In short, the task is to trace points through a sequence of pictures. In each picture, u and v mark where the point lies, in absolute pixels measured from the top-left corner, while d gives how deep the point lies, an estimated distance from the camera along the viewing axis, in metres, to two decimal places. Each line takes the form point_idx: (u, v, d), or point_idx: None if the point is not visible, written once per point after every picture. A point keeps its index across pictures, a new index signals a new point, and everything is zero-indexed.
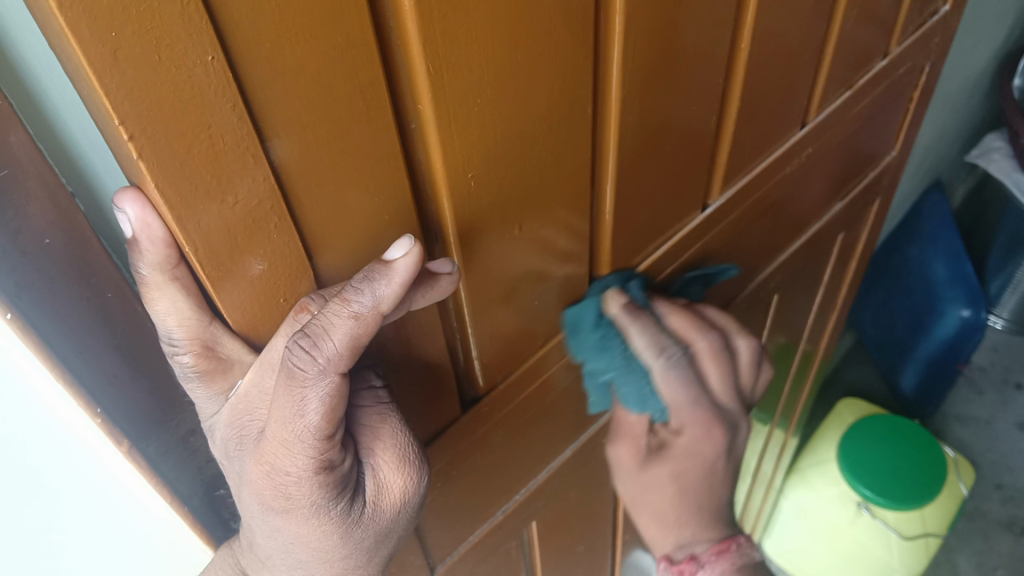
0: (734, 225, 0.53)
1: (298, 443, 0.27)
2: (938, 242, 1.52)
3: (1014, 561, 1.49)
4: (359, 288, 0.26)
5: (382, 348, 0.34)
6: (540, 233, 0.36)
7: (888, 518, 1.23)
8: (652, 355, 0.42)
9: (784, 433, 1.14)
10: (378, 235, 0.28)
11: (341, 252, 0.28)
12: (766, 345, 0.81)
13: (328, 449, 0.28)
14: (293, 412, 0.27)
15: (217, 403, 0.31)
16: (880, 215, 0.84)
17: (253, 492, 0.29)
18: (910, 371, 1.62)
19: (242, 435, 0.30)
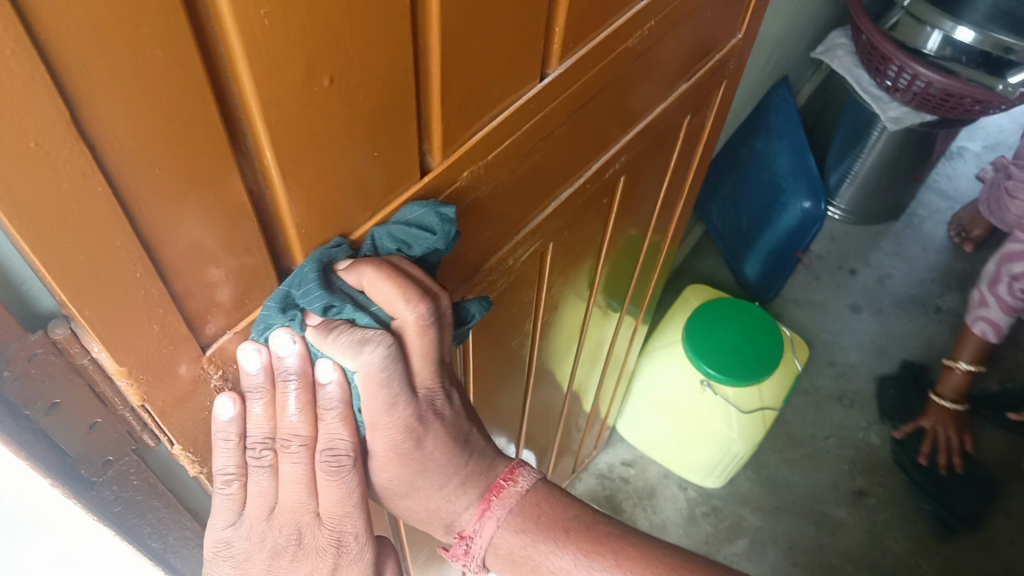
0: (576, 98, 0.51)
1: (290, 419, 0.42)
2: (782, 136, 1.59)
3: (842, 430, 1.61)
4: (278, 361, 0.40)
5: (177, 218, 0.30)
6: (354, 91, 0.34)
7: (728, 395, 1.29)
8: (353, 356, 0.39)
9: (635, 320, 1.17)
10: (153, 76, 0.25)
11: (110, 90, 0.24)
12: (616, 233, 0.82)
13: (304, 426, 0.42)
14: (284, 403, 0.41)
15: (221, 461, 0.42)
16: (727, 100, 0.84)
17: (280, 474, 0.43)
18: (753, 261, 1.69)
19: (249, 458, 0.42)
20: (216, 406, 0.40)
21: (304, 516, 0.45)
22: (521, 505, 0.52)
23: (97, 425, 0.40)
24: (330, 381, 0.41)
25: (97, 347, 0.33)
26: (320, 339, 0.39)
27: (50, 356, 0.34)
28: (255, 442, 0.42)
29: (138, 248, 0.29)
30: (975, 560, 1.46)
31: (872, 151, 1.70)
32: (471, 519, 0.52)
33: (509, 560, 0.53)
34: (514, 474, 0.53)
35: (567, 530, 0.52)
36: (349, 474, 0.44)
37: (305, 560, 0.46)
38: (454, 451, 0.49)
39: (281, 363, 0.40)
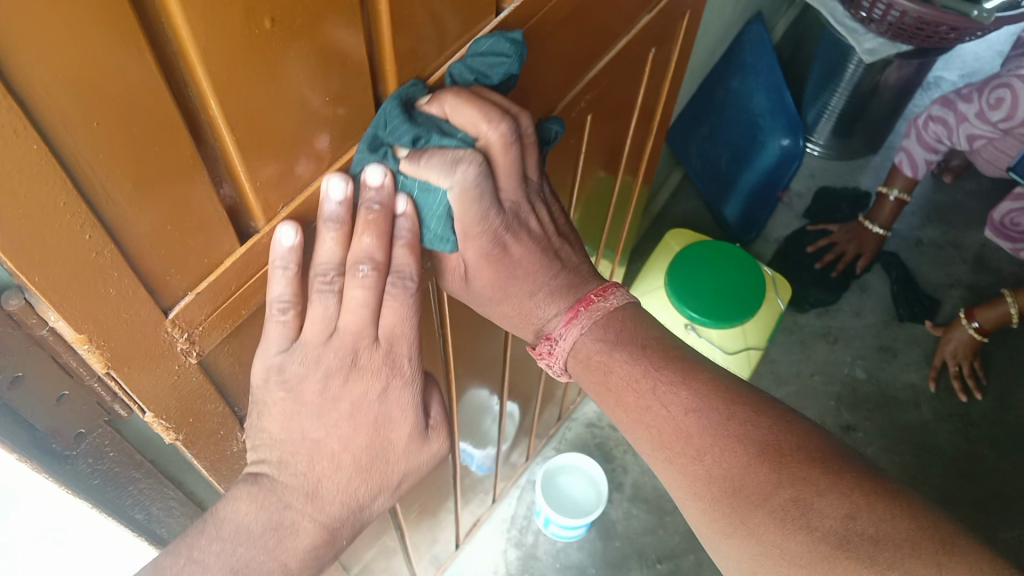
0: (533, 33, 0.50)
1: (362, 240, 0.41)
2: (759, 74, 1.58)
3: (827, 366, 1.62)
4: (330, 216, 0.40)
5: (122, 172, 0.29)
6: (298, 33, 0.32)
7: (713, 336, 1.30)
8: (447, 177, 0.42)
9: (611, 264, 1.16)
10: (78, 21, 0.24)
11: (33, 37, 0.23)
12: (585, 178, 0.81)
13: (374, 247, 0.42)
14: (358, 226, 0.41)
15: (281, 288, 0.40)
16: (690, 32, 0.83)
17: (343, 303, 0.42)
18: (732, 202, 1.67)
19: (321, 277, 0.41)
20: (276, 238, 0.39)
21: (362, 340, 0.44)
22: (606, 319, 0.57)
23: (65, 397, 0.39)
24: (403, 212, 0.43)
25: (53, 316, 0.32)
26: (412, 167, 0.42)
27: (7, 327, 0.33)
28: (326, 270, 0.41)
29: (84, 208, 0.28)
30: (961, 485, 1.49)
31: (847, 85, 1.70)
32: (558, 324, 0.57)
33: (590, 367, 0.57)
34: (605, 292, 0.58)
35: (643, 348, 0.56)
36: (412, 298, 0.44)
37: (362, 384, 0.45)
38: (545, 259, 0.55)
39: (367, 190, 0.41)
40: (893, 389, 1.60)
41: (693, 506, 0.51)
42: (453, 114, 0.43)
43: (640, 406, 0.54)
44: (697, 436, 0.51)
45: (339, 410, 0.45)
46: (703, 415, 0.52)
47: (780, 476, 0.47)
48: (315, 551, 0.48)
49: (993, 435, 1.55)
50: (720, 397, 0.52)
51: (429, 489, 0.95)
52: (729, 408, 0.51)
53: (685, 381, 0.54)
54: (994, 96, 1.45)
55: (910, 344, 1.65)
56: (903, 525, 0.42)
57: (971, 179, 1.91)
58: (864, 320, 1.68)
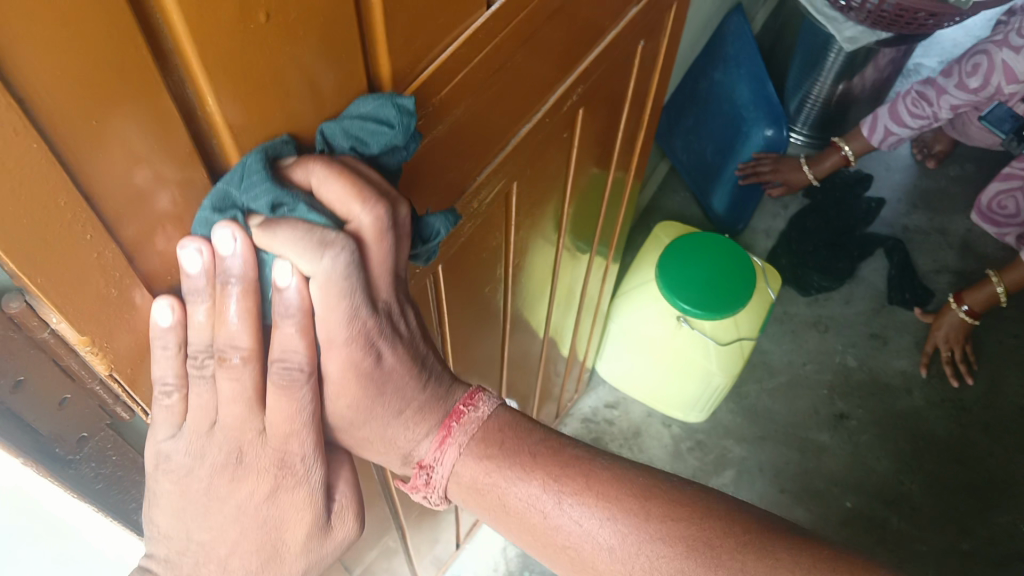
0: (525, 25, 0.49)
1: (229, 326, 0.37)
2: (739, 65, 1.56)
3: (819, 356, 1.62)
4: (193, 290, 0.36)
5: (119, 170, 0.29)
6: (294, 26, 0.32)
7: (705, 329, 1.30)
8: (309, 259, 0.36)
9: (606, 260, 1.16)
10: (72, 23, 0.24)
11: (29, 38, 0.23)
12: (577, 173, 0.81)
13: (245, 338, 0.38)
14: (224, 309, 0.37)
15: (161, 367, 0.39)
16: (681, 23, 0.83)
17: (223, 394, 0.40)
18: (719, 193, 1.71)
19: (195, 361, 0.38)
20: (152, 316, 0.36)
21: (245, 434, 0.41)
22: (483, 431, 0.52)
23: (68, 401, 0.39)
24: (288, 286, 0.37)
25: (54, 318, 0.33)
26: (266, 238, 0.35)
27: (9, 331, 0.33)
28: (197, 353, 0.38)
29: (85, 208, 0.29)
30: (955, 471, 1.50)
31: (830, 73, 1.70)
32: (430, 449, 0.51)
33: (472, 490, 0.52)
34: (474, 400, 0.52)
35: (534, 449, 0.52)
36: (302, 391, 0.40)
37: (249, 480, 0.43)
38: (413, 372, 0.48)
39: (223, 262, 0.35)
40: (885, 377, 1.61)
41: None
42: (323, 184, 0.37)
43: (547, 527, 0.51)
44: (616, 550, 0.49)
45: (225, 509, 0.43)
46: (615, 523, 0.49)
47: (717, 574, 0.45)
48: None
49: (986, 419, 1.56)
50: (633, 494, 0.50)
51: (429, 487, 0.95)
52: (644, 506, 0.49)
53: (593, 485, 0.51)
54: (974, 61, 1.50)
55: (901, 332, 1.66)
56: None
57: (955, 165, 1.92)
58: (854, 308, 1.68)
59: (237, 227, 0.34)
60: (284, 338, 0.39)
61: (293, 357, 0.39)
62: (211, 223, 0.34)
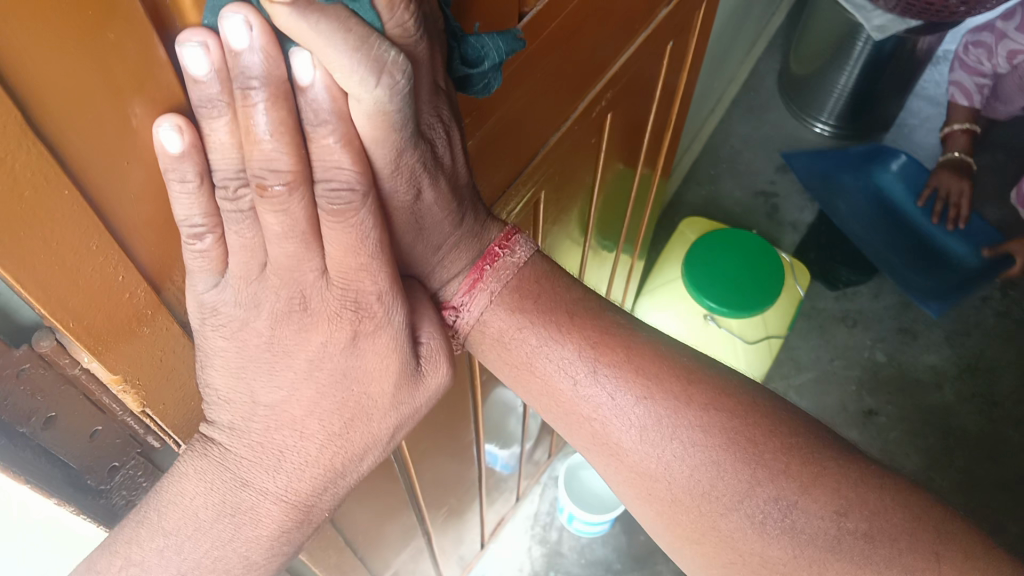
0: (559, 32, 0.48)
1: (260, 141, 0.29)
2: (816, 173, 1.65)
3: (848, 351, 1.60)
4: (207, 101, 0.27)
5: (143, 204, 0.28)
6: None
7: (733, 326, 1.28)
8: (355, 66, 0.28)
9: (631, 259, 1.15)
10: (107, 61, 0.23)
11: (65, 95, 0.22)
12: (605, 173, 0.80)
13: (284, 159, 0.29)
14: (253, 118, 0.28)
15: (182, 206, 0.29)
16: (709, 21, 0.81)
17: (265, 227, 0.32)
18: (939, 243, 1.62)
19: (227, 188, 0.30)
20: (158, 142, 0.26)
21: (307, 278, 0.35)
22: (518, 278, 0.47)
23: (99, 433, 0.37)
24: (314, 84, 0.28)
25: (87, 357, 0.30)
26: (299, 25, 0.26)
27: (39, 369, 0.33)
28: (227, 179, 0.29)
29: (117, 250, 0.27)
30: (987, 468, 1.48)
31: (858, 63, 1.68)
32: (459, 290, 0.46)
33: (497, 343, 0.48)
34: (511, 241, 0.46)
35: (571, 323, 0.47)
36: (358, 213, 0.33)
37: (313, 329, 0.36)
38: (452, 211, 0.42)
39: (238, 58, 0.26)
40: (914, 371, 1.58)
41: (650, 511, 0.48)
42: None
43: (577, 399, 0.48)
44: (646, 431, 0.46)
45: (295, 364, 0.37)
46: (660, 420, 0.46)
47: (754, 472, 0.44)
48: (286, 534, 0.40)
49: (1018, 414, 1.52)
50: (678, 375, 0.47)
51: (455, 492, 0.94)
52: (686, 392, 0.46)
53: (634, 364, 0.47)
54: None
55: (930, 325, 1.63)
56: (896, 515, 0.41)
57: (986, 154, 1.88)
58: (882, 302, 1.65)
59: (253, 9, 0.26)
60: (324, 155, 0.31)
61: (343, 172, 0.32)
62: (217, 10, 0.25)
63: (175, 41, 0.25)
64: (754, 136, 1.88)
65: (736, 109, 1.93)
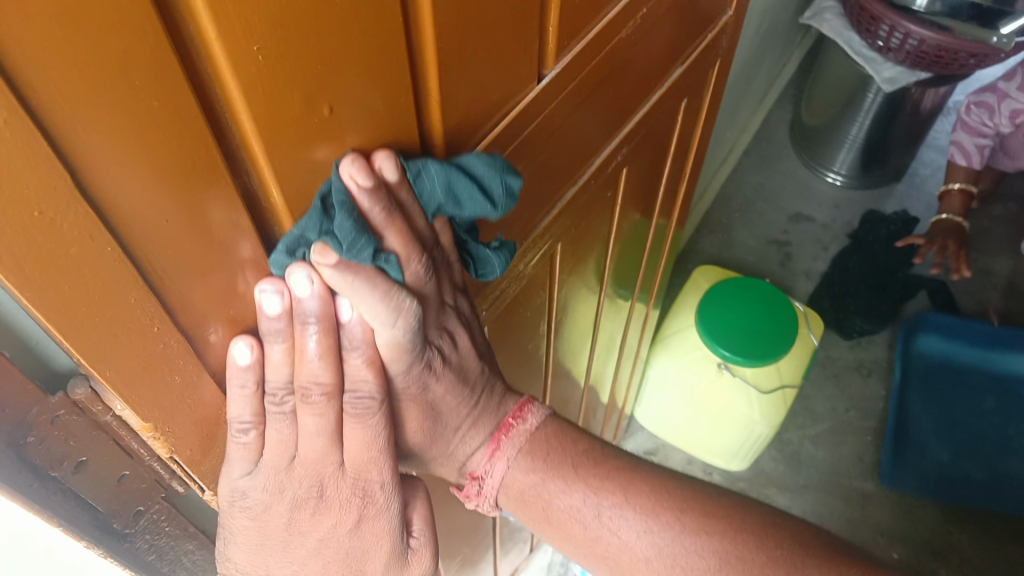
0: (575, 93, 0.50)
1: (306, 363, 0.36)
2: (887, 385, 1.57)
3: (863, 401, 1.59)
4: (272, 333, 0.35)
5: (184, 262, 0.29)
6: (357, 115, 0.33)
7: (747, 375, 1.28)
8: (380, 304, 0.36)
9: (646, 307, 1.16)
10: (153, 126, 0.24)
11: (115, 161, 0.24)
12: (621, 222, 0.81)
13: (322, 375, 0.37)
14: (303, 346, 0.36)
15: (239, 407, 0.37)
16: (724, 75, 0.83)
17: (300, 432, 0.38)
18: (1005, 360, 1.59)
19: (275, 399, 0.37)
20: (231, 356, 0.35)
21: (327, 468, 0.40)
22: (530, 445, 0.51)
23: (126, 477, 0.38)
24: (351, 321, 0.37)
25: (120, 405, 0.32)
26: (344, 277, 0.34)
27: (73, 416, 0.34)
28: (276, 390, 0.37)
29: (153, 302, 0.29)
30: (1005, 523, 1.46)
31: (869, 115, 1.70)
32: (481, 459, 0.50)
33: (520, 501, 0.51)
34: (524, 411, 0.51)
35: (578, 479, 0.50)
36: (375, 419, 0.39)
37: (327, 514, 0.41)
38: (465, 395, 0.48)
39: (297, 303, 0.34)
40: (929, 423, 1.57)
41: None
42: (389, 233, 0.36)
43: (589, 537, 0.51)
44: (652, 563, 0.49)
45: (307, 543, 0.42)
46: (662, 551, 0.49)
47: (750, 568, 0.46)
48: None
49: None
50: (672, 506, 0.49)
51: (470, 541, 0.95)
52: (681, 518, 0.49)
53: (630, 495, 0.50)
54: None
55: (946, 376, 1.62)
56: None
57: (999, 205, 1.88)
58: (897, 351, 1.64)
59: (312, 268, 0.34)
60: (350, 367, 0.38)
61: (364, 389, 0.39)
62: (287, 266, 0.33)
63: (255, 283, 0.34)
64: (766, 186, 1.90)
65: (748, 158, 1.95)
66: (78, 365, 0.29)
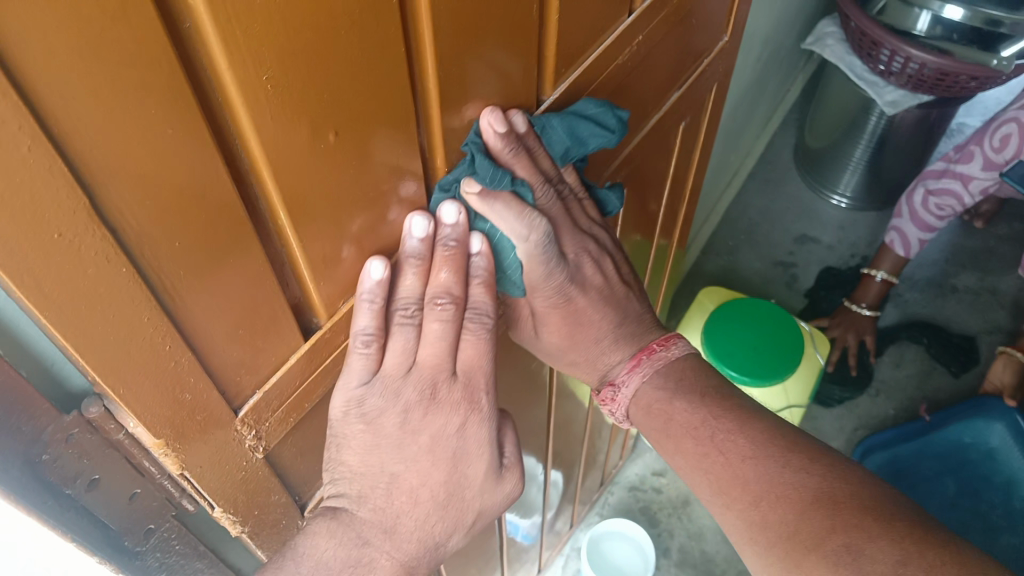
0: None
1: (437, 279, 0.41)
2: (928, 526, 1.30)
3: (872, 420, 1.57)
4: (410, 252, 0.41)
5: (194, 279, 0.30)
6: (361, 141, 0.34)
7: (755, 395, 1.29)
8: (519, 222, 0.44)
9: (650, 327, 1.16)
10: (166, 153, 0.26)
11: (131, 183, 0.25)
12: (623, 242, 0.81)
13: (449, 289, 0.41)
14: (438, 262, 0.41)
15: (366, 316, 0.40)
16: (721, 98, 0.84)
17: (420, 343, 0.42)
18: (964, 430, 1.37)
19: (407, 309, 0.41)
20: (367, 272, 0.39)
21: (442, 374, 0.43)
22: (670, 367, 0.57)
23: (138, 495, 0.39)
24: (478, 250, 0.43)
25: (133, 423, 0.33)
26: (483, 204, 0.42)
27: (86, 434, 0.35)
28: (406, 304, 0.41)
29: (165, 320, 0.29)
30: None
31: (873, 138, 1.72)
32: (622, 371, 0.57)
33: (648, 411, 0.56)
34: (667, 341, 0.57)
35: (704, 400, 0.54)
36: (489, 335, 0.43)
37: (439, 417, 0.43)
38: (606, 310, 0.56)
39: (441, 229, 0.42)
40: None
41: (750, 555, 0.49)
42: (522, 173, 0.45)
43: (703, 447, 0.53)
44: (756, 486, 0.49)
45: (417, 443, 0.43)
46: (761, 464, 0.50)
47: (833, 522, 0.45)
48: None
49: None
50: (779, 447, 0.50)
51: (476, 562, 0.94)
52: (786, 456, 0.50)
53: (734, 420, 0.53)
54: (999, 135, 1.36)
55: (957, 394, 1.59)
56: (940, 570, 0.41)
57: (1003, 224, 1.89)
58: (904, 371, 1.63)
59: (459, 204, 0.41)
60: (472, 290, 0.43)
61: (480, 304, 0.43)
62: (439, 202, 0.41)
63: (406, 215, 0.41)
64: (771, 209, 1.91)
65: (752, 182, 1.96)
66: (92, 382, 0.30)
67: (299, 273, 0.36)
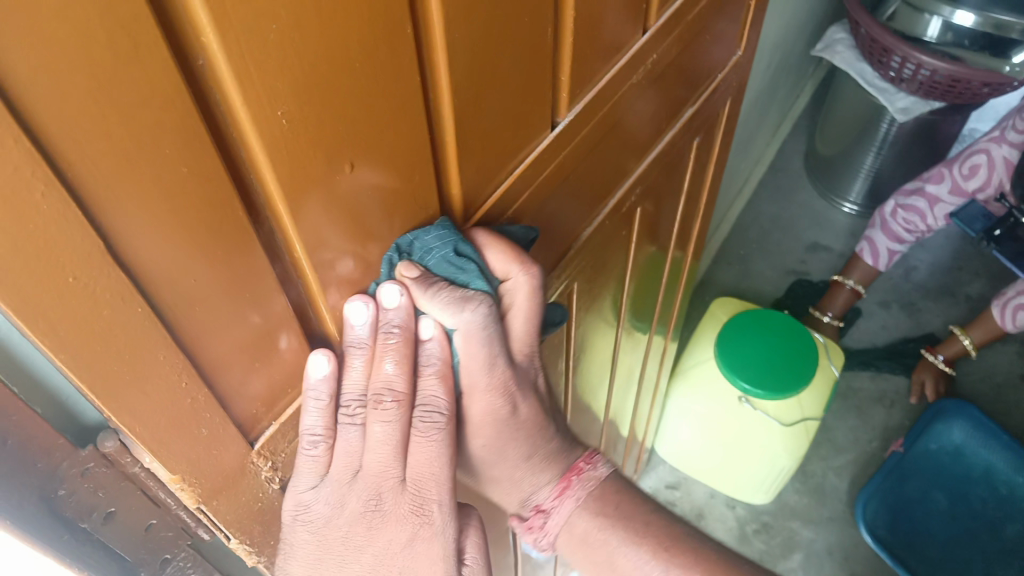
0: (586, 140, 0.51)
1: (380, 376, 0.38)
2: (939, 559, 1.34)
3: (887, 431, 1.55)
4: (355, 342, 0.38)
5: (209, 315, 0.30)
6: (376, 170, 0.33)
7: (769, 409, 1.27)
8: (456, 313, 0.38)
9: (665, 340, 1.16)
10: (179, 192, 0.25)
11: (146, 223, 0.25)
12: (637, 256, 0.81)
13: (390, 388, 0.39)
14: (382, 356, 0.38)
15: (312, 417, 0.38)
16: (735, 112, 0.84)
17: (365, 451, 0.40)
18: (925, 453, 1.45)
19: (351, 409, 0.39)
20: (308, 367, 0.37)
21: (388, 482, 0.40)
22: (598, 490, 0.53)
23: (153, 526, 0.39)
24: (432, 338, 0.39)
25: (150, 458, 0.32)
26: (422, 294, 0.37)
27: (101, 467, 0.35)
28: (350, 401, 0.39)
29: (180, 357, 0.29)
30: None
31: (885, 145, 1.71)
32: (549, 495, 0.52)
33: (582, 544, 0.52)
34: (593, 459, 0.53)
35: (646, 524, 0.53)
36: (441, 436, 0.40)
37: (387, 529, 0.41)
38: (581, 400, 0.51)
39: (384, 315, 0.38)
40: None
41: None
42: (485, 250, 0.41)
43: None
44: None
45: (361, 559, 0.42)
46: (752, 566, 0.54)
47: None
48: None
49: None
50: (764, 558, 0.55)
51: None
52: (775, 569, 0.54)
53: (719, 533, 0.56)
54: (969, 164, 1.38)
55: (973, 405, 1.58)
56: None
57: None
58: None
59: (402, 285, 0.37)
60: (423, 381, 0.40)
61: (429, 396, 0.40)
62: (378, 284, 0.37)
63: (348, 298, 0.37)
64: (783, 217, 1.90)
65: (764, 190, 1.96)
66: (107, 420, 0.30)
67: (315, 304, 0.36)
